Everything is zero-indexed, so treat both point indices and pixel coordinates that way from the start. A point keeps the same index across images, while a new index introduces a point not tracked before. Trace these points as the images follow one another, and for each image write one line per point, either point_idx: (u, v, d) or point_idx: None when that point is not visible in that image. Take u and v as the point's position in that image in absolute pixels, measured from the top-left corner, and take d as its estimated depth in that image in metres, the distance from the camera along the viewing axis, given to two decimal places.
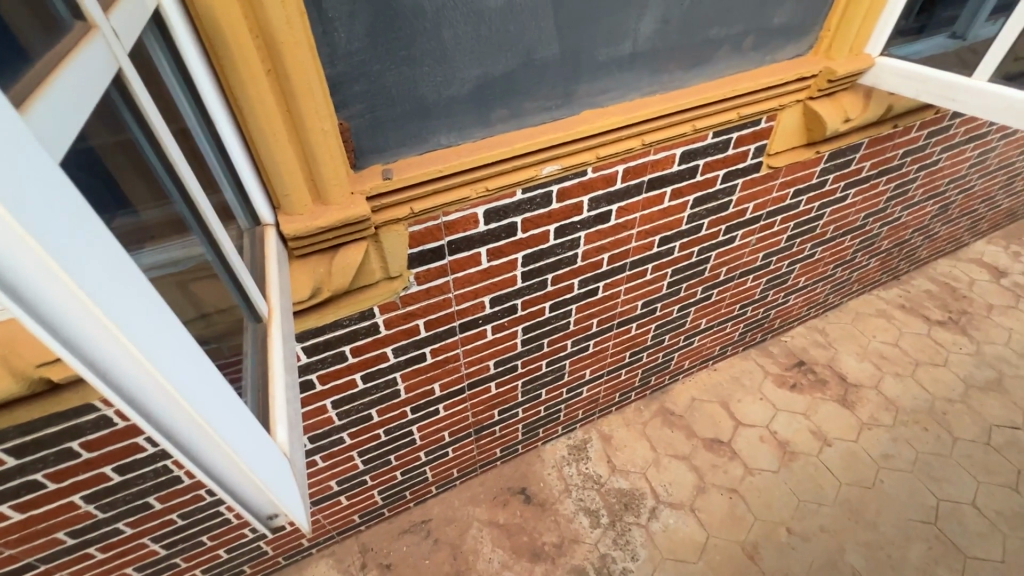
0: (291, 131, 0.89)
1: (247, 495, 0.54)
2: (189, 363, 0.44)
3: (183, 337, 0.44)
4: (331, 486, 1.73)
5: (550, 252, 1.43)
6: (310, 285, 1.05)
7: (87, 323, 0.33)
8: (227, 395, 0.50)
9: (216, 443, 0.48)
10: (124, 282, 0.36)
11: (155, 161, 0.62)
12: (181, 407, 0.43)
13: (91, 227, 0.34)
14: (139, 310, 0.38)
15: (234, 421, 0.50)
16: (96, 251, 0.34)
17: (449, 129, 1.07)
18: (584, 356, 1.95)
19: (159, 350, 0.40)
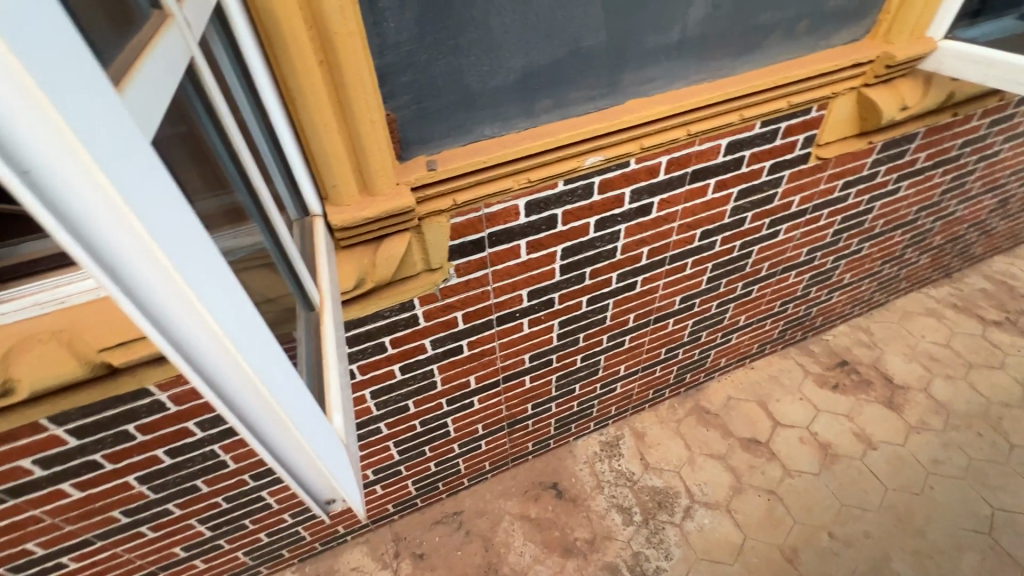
0: (340, 122, 0.89)
1: (308, 478, 0.55)
2: (261, 345, 0.45)
3: (256, 320, 0.45)
4: (367, 475, 1.76)
5: (590, 245, 1.41)
6: (355, 275, 1.06)
7: (173, 300, 0.34)
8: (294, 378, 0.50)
9: (284, 424, 0.48)
10: (205, 261, 0.37)
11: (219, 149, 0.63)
12: (254, 387, 0.44)
13: (180, 209, 0.35)
14: (219, 290, 0.39)
15: (300, 404, 0.51)
16: (182, 230, 0.35)
17: (493, 120, 1.06)
18: (619, 352, 1.92)
19: (235, 330, 0.40)
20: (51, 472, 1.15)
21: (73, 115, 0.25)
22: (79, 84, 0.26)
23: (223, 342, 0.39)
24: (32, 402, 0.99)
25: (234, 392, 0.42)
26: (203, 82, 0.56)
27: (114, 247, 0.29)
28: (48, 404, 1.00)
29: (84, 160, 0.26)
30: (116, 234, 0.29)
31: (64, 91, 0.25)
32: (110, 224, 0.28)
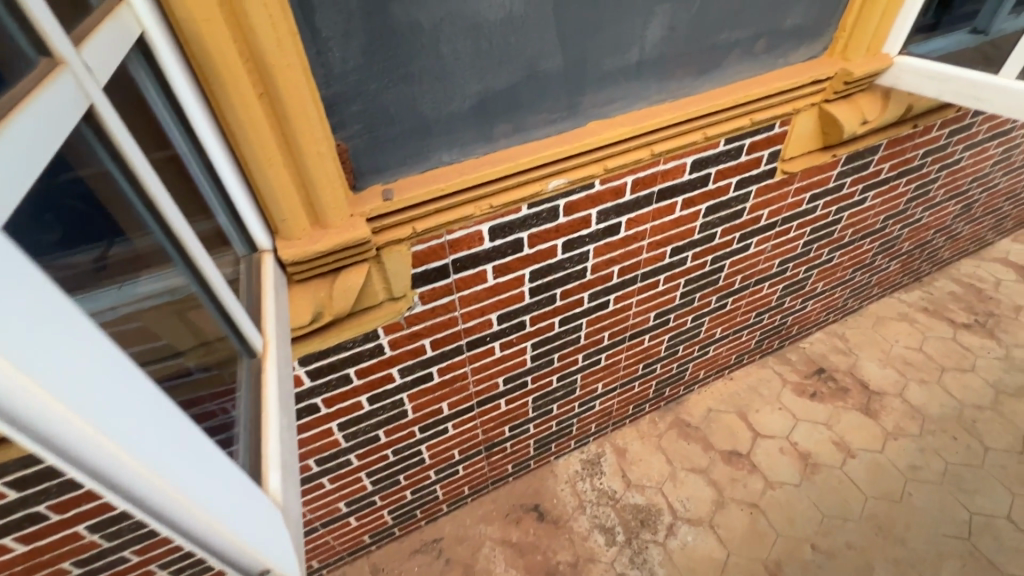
0: (286, 154, 0.86)
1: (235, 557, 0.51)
2: (155, 427, 0.41)
3: (145, 401, 0.41)
4: (340, 508, 1.69)
5: (559, 267, 1.39)
6: (311, 310, 1.02)
7: (31, 403, 0.30)
8: (202, 449, 0.47)
9: (190, 509, 0.44)
10: (74, 350, 0.33)
11: (132, 195, 0.60)
12: (146, 477, 0.39)
13: (39, 297, 0.31)
14: (91, 380, 0.35)
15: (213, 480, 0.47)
16: (39, 320, 0.31)
17: (451, 146, 1.04)
18: (595, 370, 1.90)
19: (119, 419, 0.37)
20: None
21: None
22: None
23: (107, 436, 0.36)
24: None
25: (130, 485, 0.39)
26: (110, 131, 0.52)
27: None
28: None
29: None
30: None
31: None
32: None
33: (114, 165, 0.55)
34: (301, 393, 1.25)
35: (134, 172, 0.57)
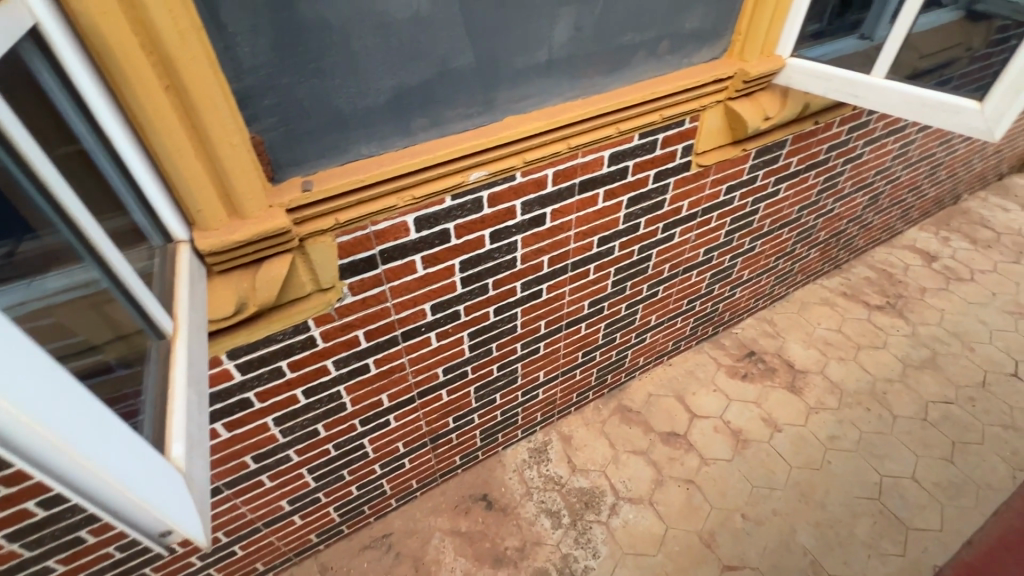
0: (199, 146, 0.89)
1: (140, 521, 0.54)
2: (53, 395, 0.44)
3: (26, 355, 0.42)
4: (282, 506, 1.69)
5: (488, 257, 1.45)
6: (233, 301, 1.04)
7: None
8: (92, 412, 0.49)
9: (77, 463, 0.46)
10: None
11: (33, 195, 0.60)
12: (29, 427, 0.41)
13: None
14: None
15: (116, 446, 0.51)
16: None
17: (369, 139, 1.08)
18: (535, 358, 1.96)
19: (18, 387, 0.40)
20: None
21: None
22: None
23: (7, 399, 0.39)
24: None
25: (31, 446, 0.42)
26: (9, 135, 0.54)
27: None
28: None
29: None
30: None
31: None
32: None
33: (16, 168, 0.56)
34: (231, 387, 1.25)
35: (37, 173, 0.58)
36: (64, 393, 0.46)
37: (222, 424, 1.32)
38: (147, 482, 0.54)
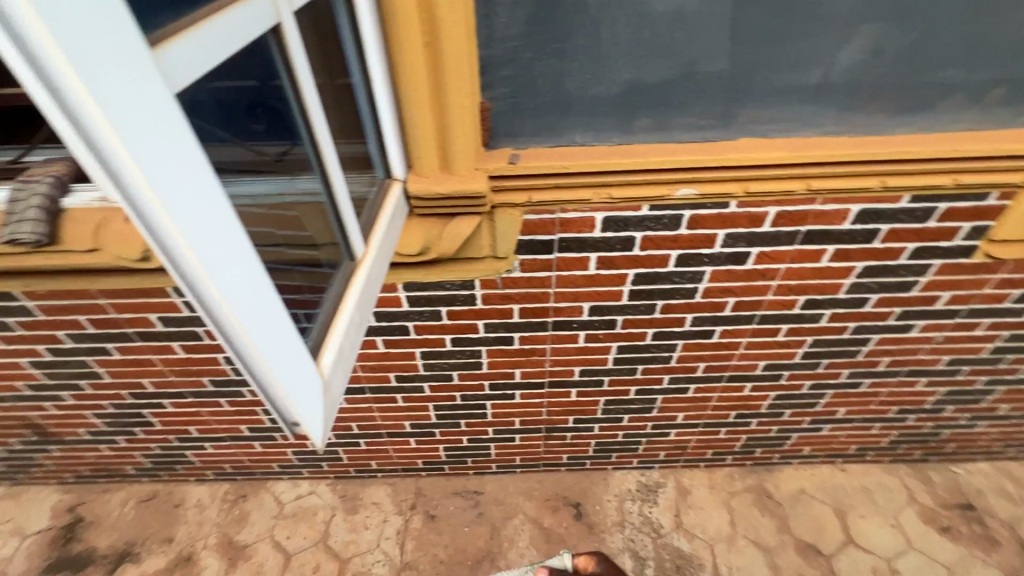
0: (436, 101, 0.97)
1: (279, 403, 0.63)
2: (244, 279, 0.54)
3: (238, 252, 0.53)
4: (405, 425, 1.89)
5: (666, 278, 1.33)
6: (420, 243, 1.15)
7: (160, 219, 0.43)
8: (274, 311, 0.60)
9: (250, 345, 0.56)
10: (196, 194, 0.46)
11: (292, 102, 0.71)
12: (223, 306, 0.52)
13: (182, 151, 0.44)
14: (201, 220, 0.47)
15: (277, 337, 0.60)
16: (177, 163, 0.44)
17: (586, 129, 1.06)
18: (680, 398, 1.79)
19: (214, 264, 0.49)
20: (168, 330, 1.46)
21: (84, 65, 0.34)
22: (108, 47, 0.36)
23: (204, 272, 0.48)
24: (171, 273, 1.28)
25: (215, 314, 0.52)
26: (286, 43, 0.65)
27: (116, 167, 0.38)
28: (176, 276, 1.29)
29: (88, 100, 0.35)
30: (118, 157, 0.38)
31: (83, 48, 0.34)
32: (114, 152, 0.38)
33: (282, 69, 0.67)
34: (397, 312, 1.41)
35: (297, 78, 0.68)
36: (256, 280, 0.56)
37: (381, 339, 1.50)
38: (295, 377, 0.64)
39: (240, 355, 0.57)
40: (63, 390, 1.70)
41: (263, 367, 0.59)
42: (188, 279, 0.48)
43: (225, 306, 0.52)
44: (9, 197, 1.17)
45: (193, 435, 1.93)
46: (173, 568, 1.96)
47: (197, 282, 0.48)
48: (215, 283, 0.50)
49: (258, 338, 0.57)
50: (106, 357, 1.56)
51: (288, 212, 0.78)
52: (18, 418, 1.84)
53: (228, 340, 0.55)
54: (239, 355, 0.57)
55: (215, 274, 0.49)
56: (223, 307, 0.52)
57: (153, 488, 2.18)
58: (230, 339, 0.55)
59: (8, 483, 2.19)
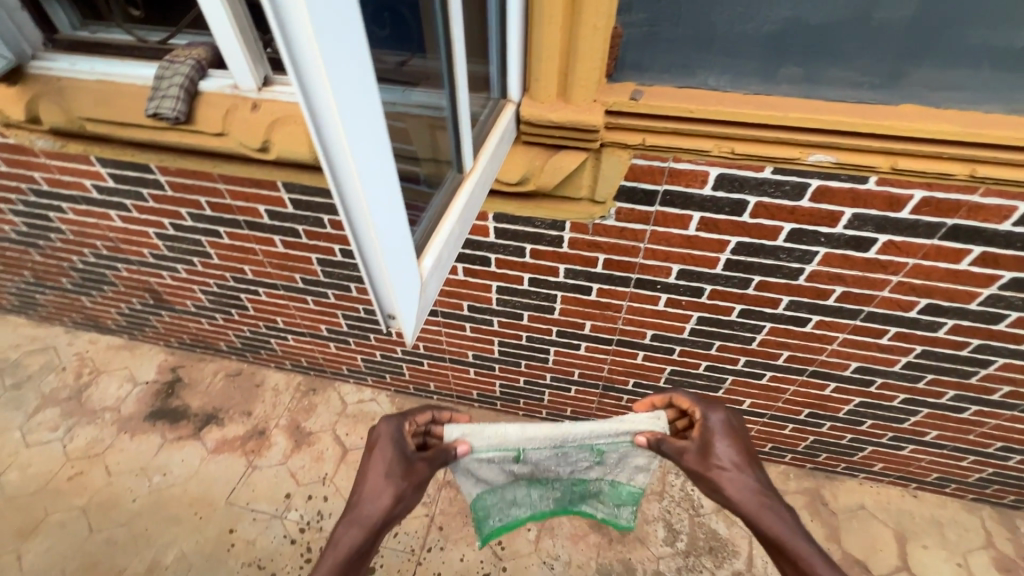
0: (567, 22, 0.92)
1: (362, 242, 0.62)
2: (358, 93, 0.51)
3: (376, 144, 0.57)
4: (467, 355, 1.95)
5: (771, 253, 1.23)
6: (521, 173, 1.12)
7: (318, 87, 0.47)
8: (396, 209, 0.64)
9: (370, 232, 0.61)
10: (355, 77, 0.50)
11: None
12: (355, 187, 0.56)
13: (352, 33, 0.48)
14: (354, 102, 0.51)
15: (376, 168, 0.57)
16: (345, 44, 0.47)
17: (723, 71, 0.97)
18: (751, 383, 1.70)
19: (332, 56, 0.46)
20: (273, 223, 1.56)
21: None
22: None
23: (319, 63, 0.45)
24: (284, 167, 1.36)
25: (321, 115, 0.50)
26: None
27: (294, 30, 0.43)
28: (288, 171, 1.36)
29: None
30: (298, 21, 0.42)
31: None
32: (295, 17, 0.42)
33: None
34: (483, 243, 1.42)
35: None
36: (369, 99, 0.53)
37: (462, 267, 1.52)
38: (402, 275, 0.68)
39: (336, 174, 0.55)
40: (179, 264, 1.90)
41: (356, 196, 0.57)
42: (298, 64, 0.45)
43: (334, 110, 0.49)
44: (156, 75, 1.26)
45: (279, 326, 2.11)
46: (248, 437, 2.20)
47: (308, 71, 0.46)
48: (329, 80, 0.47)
49: (359, 162, 0.54)
50: (217, 239, 1.71)
51: (417, 116, 0.78)
52: (141, 281, 2.09)
53: (326, 152, 0.53)
54: (333, 173, 0.55)
55: (331, 69, 0.46)
56: (331, 112, 0.49)
57: (240, 366, 2.43)
58: (328, 149, 0.53)
59: (127, 337, 2.53)
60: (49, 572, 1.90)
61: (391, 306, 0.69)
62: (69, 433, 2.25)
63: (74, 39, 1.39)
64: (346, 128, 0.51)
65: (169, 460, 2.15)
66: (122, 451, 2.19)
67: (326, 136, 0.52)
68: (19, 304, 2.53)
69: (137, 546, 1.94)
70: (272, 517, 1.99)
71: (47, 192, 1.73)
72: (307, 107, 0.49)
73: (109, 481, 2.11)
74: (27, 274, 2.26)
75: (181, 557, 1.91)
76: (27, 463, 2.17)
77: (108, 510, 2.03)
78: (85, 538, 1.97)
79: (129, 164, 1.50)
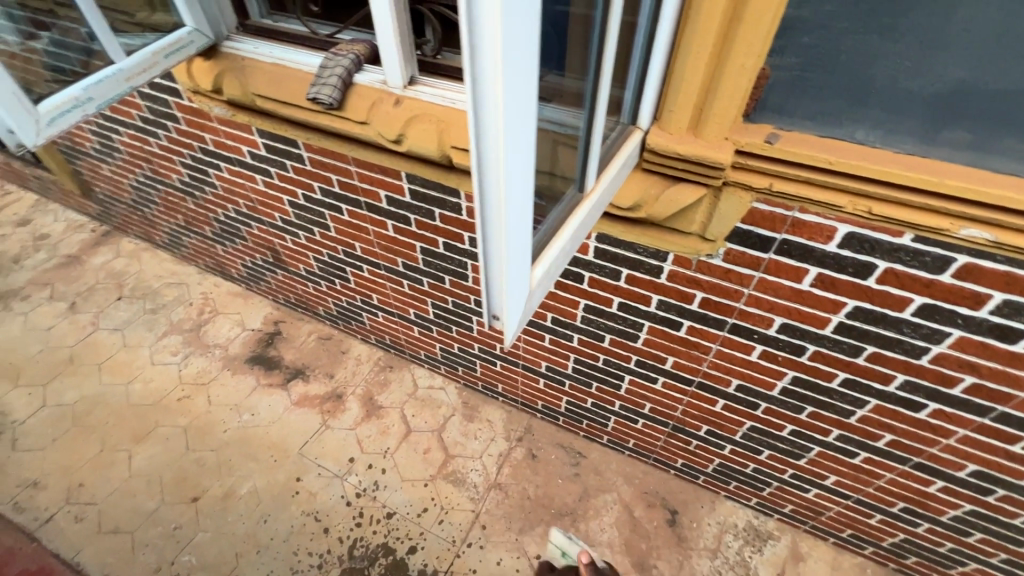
0: (713, 58, 0.90)
1: (489, 237, 0.66)
2: (519, 89, 0.53)
3: (524, 158, 0.61)
4: (541, 365, 1.97)
5: (894, 325, 1.13)
6: (635, 198, 1.13)
7: (491, 104, 0.52)
8: (525, 219, 0.68)
9: (499, 236, 0.65)
10: (521, 97, 0.54)
11: (597, 21, 0.74)
12: (498, 196, 0.61)
13: (528, 58, 0.52)
14: (515, 119, 0.55)
15: (519, 170, 0.61)
16: (521, 67, 0.52)
17: (873, 126, 0.91)
18: (841, 460, 1.54)
19: (511, 51, 0.48)
20: (389, 209, 1.69)
21: None
22: None
23: (497, 57, 0.48)
24: (411, 159, 1.47)
25: (484, 115, 0.54)
26: None
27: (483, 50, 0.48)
28: (414, 164, 1.46)
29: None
30: (488, 44, 0.47)
31: None
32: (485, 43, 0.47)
33: None
34: (580, 260, 1.43)
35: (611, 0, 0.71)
36: (526, 96, 0.56)
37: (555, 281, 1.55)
38: (517, 278, 0.71)
39: (482, 169, 0.59)
40: (301, 231, 2.11)
41: (495, 193, 0.61)
42: (477, 51, 0.48)
43: (499, 100, 0.51)
44: (321, 64, 1.42)
45: (374, 302, 2.26)
46: (327, 398, 2.38)
47: (483, 56, 0.49)
48: (503, 71, 0.49)
49: (508, 154, 0.56)
50: (339, 215, 1.88)
51: (550, 128, 0.79)
52: (267, 241, 2.34)
53: (478, 138, 0.56)
54: (479, 159, 0.58)
55: (507, 62, 0.49)
56: (495, 101, 0.52)
57: (332, 331, 2.65)
58: (481, 135, 0.56)
59: (245, 287, 2.84)
60: (149, 475, 2.18)
61: (500, 308, 0.73)
62: (185, 360, 2.57)
63: (259, 24, 1.59)
64: (505, 122, 0.53)
65: (258, 403, 2.39)
66: (223, 385, 2.46)
67: (482, 133, 0.56)
68: (169, 242, 2.94)
69: (220, 472, 2.17)
70: (334, 476, 2.13)
71: (212, 152, 2.00)
72: (472, 91, 0.52)
73: (207, 410, 2.38)
74: (180, 218, 2.62)
75: (253, 492, 2.11)
76: (149, 378, 2.51)
77: (203, 435, 2.30)
78: (181, 454, 2.24)
79: (281, 138, 1.70)
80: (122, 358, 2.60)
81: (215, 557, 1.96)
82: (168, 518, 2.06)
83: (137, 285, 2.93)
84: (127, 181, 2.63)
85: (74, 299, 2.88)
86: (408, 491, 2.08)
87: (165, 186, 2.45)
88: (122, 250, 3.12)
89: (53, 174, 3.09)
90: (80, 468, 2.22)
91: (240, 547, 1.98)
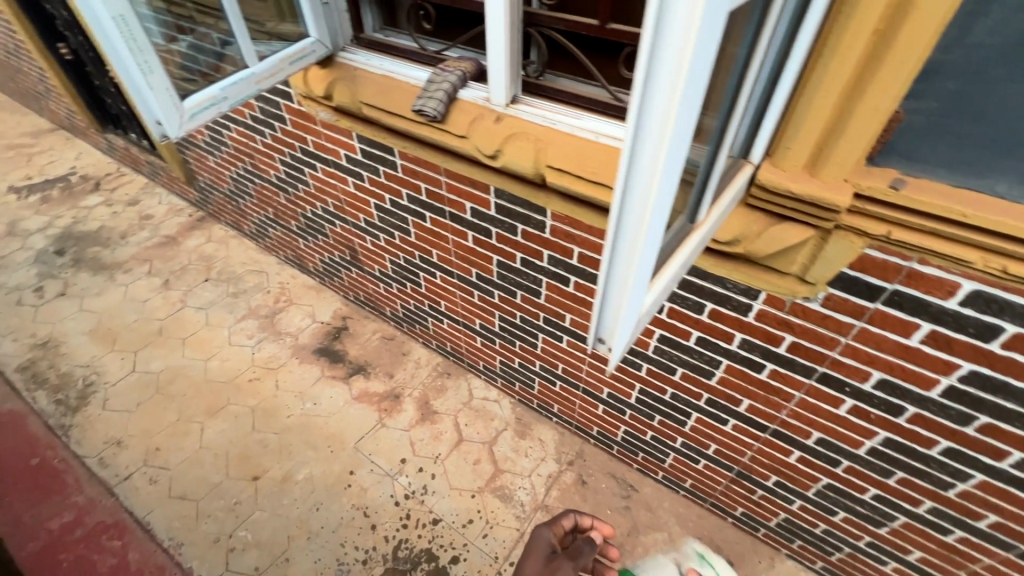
0: (842, 98, 0.88)
1: (616, 259, 0.66)
2: (685, 123, 0.53)
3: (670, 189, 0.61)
4: (602, 391, 1.94)
5: (1015, 396, 1.03)
6: (735, 232, 1.10)
7: (655, 133, 0.53)
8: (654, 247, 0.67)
9: (629, 259, 0.65)
10: (684, 131, 0.54)
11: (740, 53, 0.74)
12: (637, 221, 0.61)
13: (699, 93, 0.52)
14: (675, 151, 0.55)
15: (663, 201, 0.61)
16: (692, 101, 0.52)
17: (1019, 180, 0.84)
18: (930, 536, 1.41)
19: (691, 85, 0.49)
20: (472, 220, 1.74)
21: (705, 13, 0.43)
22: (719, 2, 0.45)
23: (676, 89, 0.48)
24: (502, 175, 1.50)
25: (644, 143, 0.54)
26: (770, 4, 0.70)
27: (660, 80, 0.49)
28: (505, 179, 1.50)
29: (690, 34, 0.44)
30: (669, 75, 0.48)
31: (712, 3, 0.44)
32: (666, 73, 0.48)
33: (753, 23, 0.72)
34: None
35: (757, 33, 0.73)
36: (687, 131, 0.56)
37: None
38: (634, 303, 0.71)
39: (626, 194, 0.60)
40: (382, 233, 2.20)
41: (635, 219, 0.61)
42: (654, 79, 0.49)
43: (666, 131, 0.52)
44: (428, 79, 1.49)
45: (441, 309, 2.31)
46: (385, 397, 2.44)
47: (660, 85, 0.49)
48: (678, 103, 0.49)
49: (661, 184, 0.56)
50: (421, 222, 1.95)
51: None
52: (348, 240, 2.46)
53: (631, 163, 0.57)
54: (626, 183, 0.59)
55: (684, 95, 0.49)
56: (661, 131, 0.52)
57: (395, 333, 2.73)
58: (635, 161, 0.56)
59: (319, 281, 2.99)
60: (217, 449, 2.32)
61: (610, 327, 0.73)
62: (258, 344, 2.72)
63: (372, 37, 1.68)
64: (667, 152, 0.53)
65: (321, 393, 2.48)
66: (290, 372, 2.58)
67: (636, 158, 0.56)
68: (256, 231, 3.14)
69: (280, 455, 2.27)
70: (385, 474, 2.18)
71: (311, 153, 2.14)
72: (637, 118, 0.53)
73: (274, 394, 2.50)
74: (270, 211, 2.81)
75: (309, 479, 2.19)
76: (225, 357, 2.68)
77: (269, 417, 2.41)
78: (248, 432, 2.36)
79: (378, 145, 1.79)
80: (204, 335, 2.79)
81: (268, 537, 2.04)
82: (230, 492, 2.17)
83: (224, 269, 3.15)
84: (228, 172, 2.84)
85: (167, 277, 3.13)
86: (455, 500, 2.09)
87: (262, 180, 2.63)
88: (213, 235, 3.37)
89: (164, 161, 3.39)
90: (158, 433, 2.39)
91: (292, 531, 2.05)
